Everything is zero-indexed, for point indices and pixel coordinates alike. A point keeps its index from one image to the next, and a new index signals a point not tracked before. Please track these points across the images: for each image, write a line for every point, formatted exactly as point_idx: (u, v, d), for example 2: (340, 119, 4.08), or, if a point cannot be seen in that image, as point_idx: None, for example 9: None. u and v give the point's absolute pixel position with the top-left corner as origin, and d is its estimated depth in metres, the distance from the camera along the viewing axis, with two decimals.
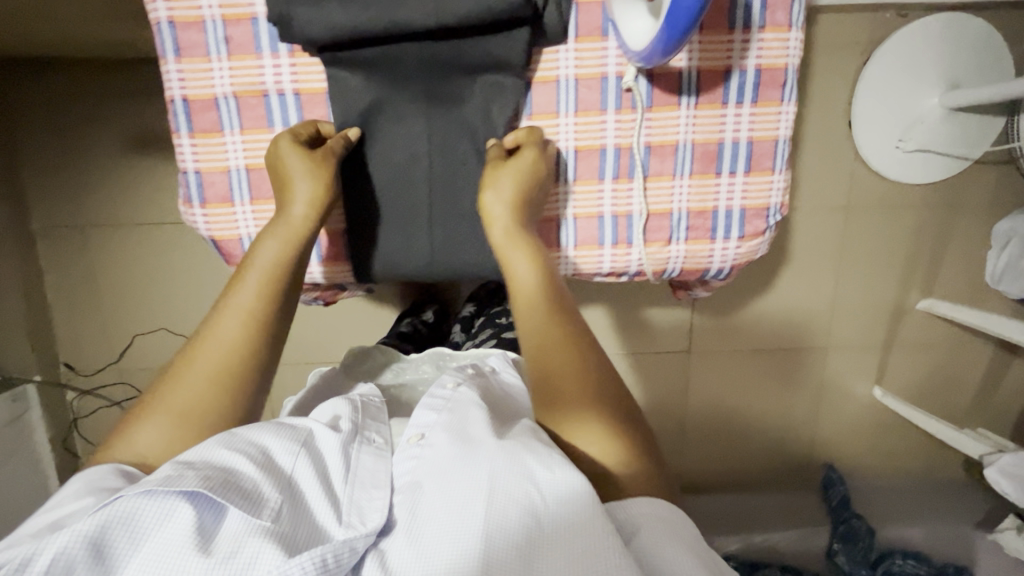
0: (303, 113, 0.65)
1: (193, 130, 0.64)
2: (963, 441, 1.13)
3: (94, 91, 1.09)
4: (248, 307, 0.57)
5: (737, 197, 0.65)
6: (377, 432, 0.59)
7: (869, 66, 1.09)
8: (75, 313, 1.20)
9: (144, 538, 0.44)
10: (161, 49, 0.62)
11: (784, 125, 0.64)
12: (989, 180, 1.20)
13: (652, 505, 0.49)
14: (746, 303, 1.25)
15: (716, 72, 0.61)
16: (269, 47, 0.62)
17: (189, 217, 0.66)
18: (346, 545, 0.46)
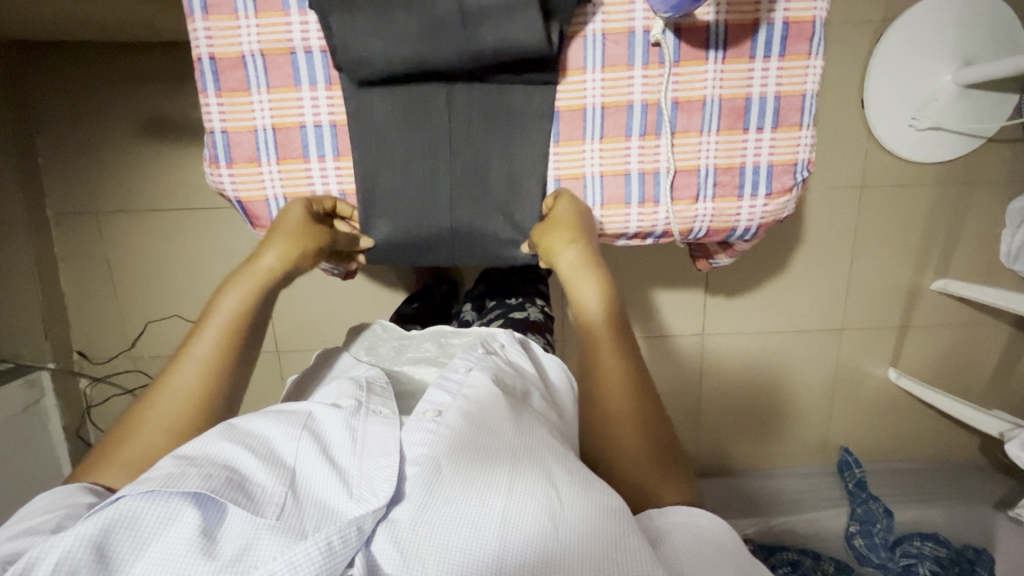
0: (329, 71, 0.63)
1: (220, 89, 0.63)
2: (979, 419, 1.12)
3: (111, 77, 1.09)
4: (205, 359, 0.57)
5: (765, 152, 0.65)
6: (383, 404, 0.59)
7: (882, 44, 1.09)
8: (89, 301, 1.21)
9: (148, 542, 0.44)
10: (188, 7, 0.61)
11: (812, 79, 0.63)
12: (1004, 157, 1.20)
13: (689, 515, 0.49)
14: (759, 285, 1.25)
15: (744, 25, 0.61)
16: (297, 4, 0.61)
17: (216, 178, 0.66)
18: (354, 526, 0.46)
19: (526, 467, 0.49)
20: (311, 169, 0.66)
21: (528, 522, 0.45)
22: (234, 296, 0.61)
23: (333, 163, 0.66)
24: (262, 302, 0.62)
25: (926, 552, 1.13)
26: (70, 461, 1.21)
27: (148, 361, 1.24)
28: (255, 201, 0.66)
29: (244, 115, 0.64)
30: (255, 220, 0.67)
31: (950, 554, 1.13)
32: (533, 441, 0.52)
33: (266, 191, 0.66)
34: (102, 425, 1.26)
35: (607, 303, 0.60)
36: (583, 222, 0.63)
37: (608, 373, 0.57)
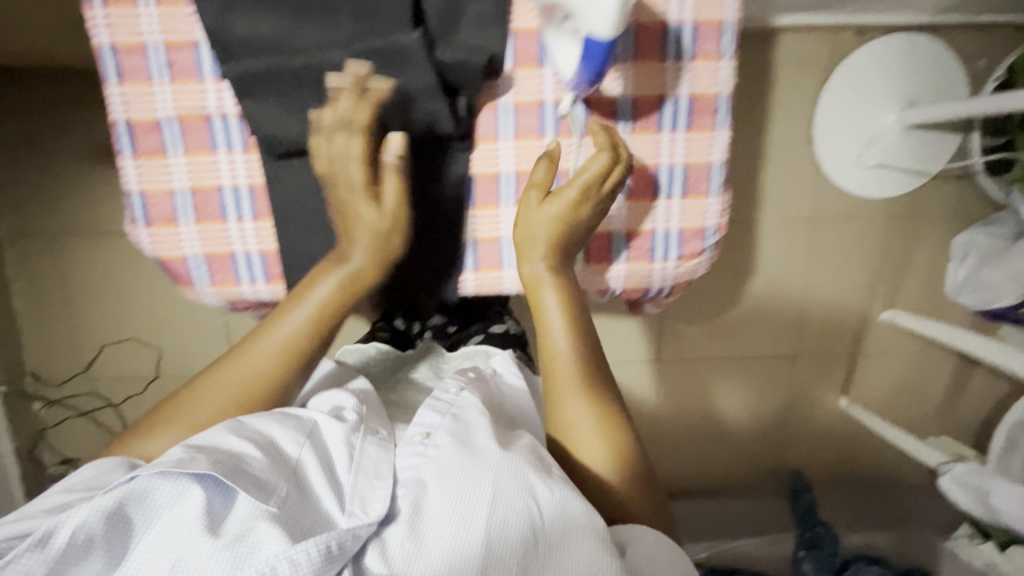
0: (246, 136, 0.64)
1: (137, 152, 0.63)
2: (921, 450, 1.14)
3: (64, 100, 1.09)
4: (268, 370, 0.61)
5: (674, 219, 0.67)
6: (380, 425, 0.65)
7: (830, 84, 1.13)
8: (43, 323, 1.19)
9: (156, 517, 0.49)
10: (102, 72, 0.61)
11: (719, 150, 0.66)
12: (950, 194, 1.23)
13: (653, 536, 0.54)
14: (714, 313, 1.27)
15: (650, 99, 0.64)
16: (212, 72, 0.61)
17: (135, 237, 0.65)
18: (350, 533, 0.51)
19: (506, 478, 0.53)
20: (230, 230, 0.66)
21: (508, 536, 0.49)
22: (325, 288, 0.63)
23: (252, 223, 0.66)
24: (352, 301, 0.65)
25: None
26: (22, 484, 1.19)
27: (104, 383, 1.23)
28: (175, 259, 0.66)
29: (161, 177, 0.64)
30: (176, 278, 0.67)
31: None
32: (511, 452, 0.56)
33: (186, 250, 0.66)
34: (57, 446, 1.25)
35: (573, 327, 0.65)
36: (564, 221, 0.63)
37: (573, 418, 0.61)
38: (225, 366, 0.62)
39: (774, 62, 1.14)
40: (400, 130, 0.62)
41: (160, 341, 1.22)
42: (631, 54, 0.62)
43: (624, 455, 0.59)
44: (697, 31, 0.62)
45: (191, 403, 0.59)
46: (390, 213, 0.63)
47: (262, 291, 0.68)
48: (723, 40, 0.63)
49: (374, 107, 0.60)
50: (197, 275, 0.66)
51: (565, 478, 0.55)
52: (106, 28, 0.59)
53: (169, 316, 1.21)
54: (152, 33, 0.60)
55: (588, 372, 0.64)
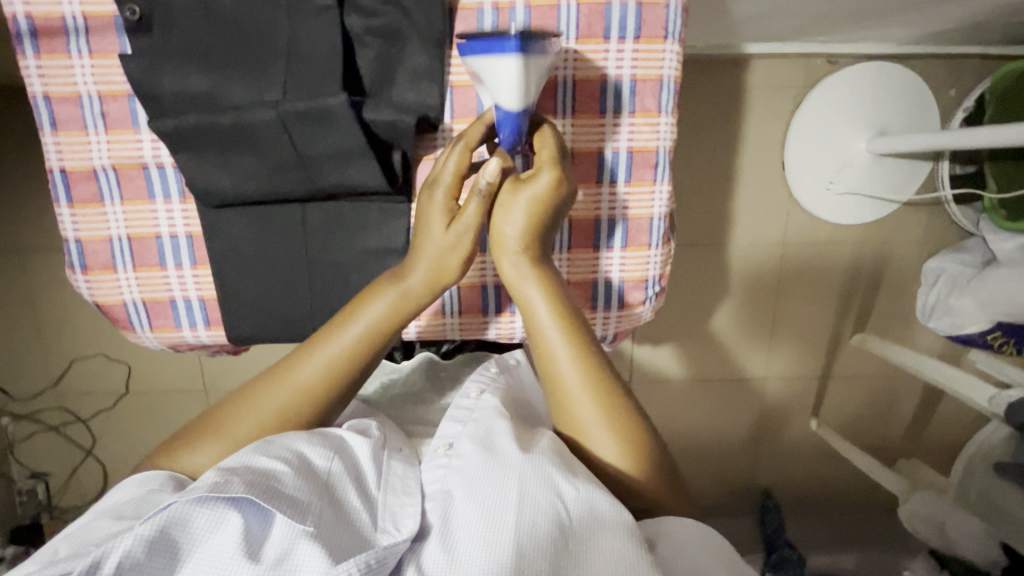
0: (182, 184, 0.63)
1: (72, 200, 0.63)
2: (879, 473, 1.14)
3: (29, 118, 1.08)
4: (306, 384, 0.60)
5: (615, 270, 0.67)
6: (398, 443, 0.66)
7: (800, 110, 1.13)
8: (11, 339, 1.19)
9: (196, 544, 0.48)
10: (38, 122, 0.61)
11: (659, 203, 0.66)
12: (920, 220, 1.24)
13: (685, 525, 0.56)
14: (685, 336, 1.28)
15: (590, 153, 0.64)
16: (146, 123, 0.61)
17: (74, 282, 0.66)
18: (388, 549, 0.50)
19: (538, 489, 0.53)
20: (169, 277, 0.65)
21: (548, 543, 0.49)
22: (378, 309, 0.61)
23: (190, 270, 0.65)
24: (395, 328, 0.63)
25: None
26: None
27: (73, 399, 1.23)
28: (114, 305, 0.66)
29: (98, 225, 0.64)
30: (117, 322, 0.67)
31: None
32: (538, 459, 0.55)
33: (124, 297, 0.65)
34: (28, 461, 1.25)
35: (571, 323, 0.61)
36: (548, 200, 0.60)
37: (575, 404, 0.60)
38: (224, 409, 0.60)
39: (744, 89, 1.14)
40: (331, 186, 0.61)
41: (130, 358, 1.22)
42: (571, 109, 0.63)
43: (636, 438, 0.59)
44: (636, 86, 0.62)
45: (231, 413, 0.59)
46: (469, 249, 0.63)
47: (201, 336, 0.68)
48: (661, 96, 0.63)
49: (306, 165, 0.59)
50: (136, 320, 0.66)
51: (597, 487, 0.55)
52: (39, 80, 0.59)
53: None
54: (85, 84, 0.60)
55: (597, 371, 0.61)
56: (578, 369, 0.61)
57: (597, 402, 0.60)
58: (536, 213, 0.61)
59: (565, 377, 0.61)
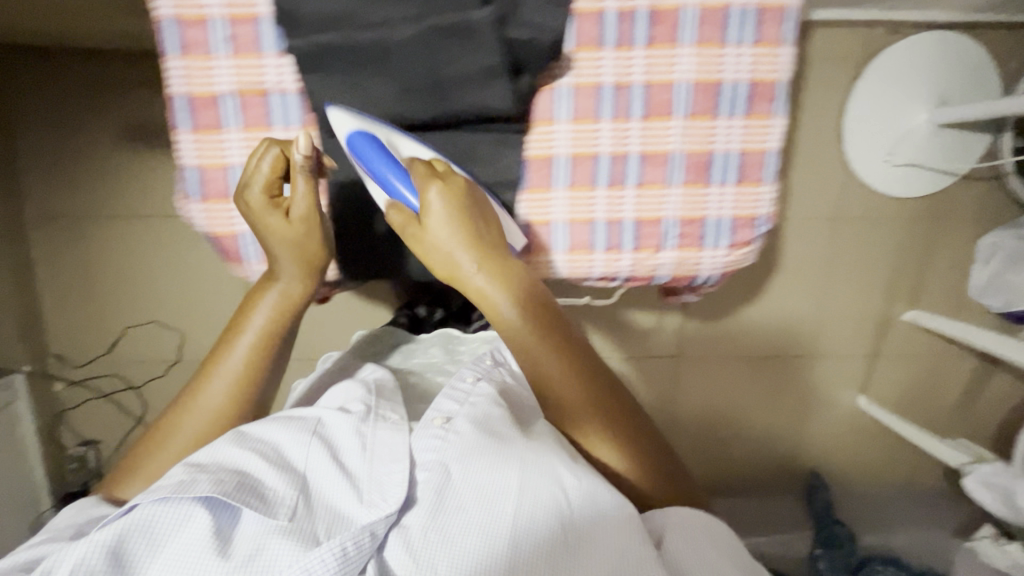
0: (302, 112, 0.64)
1: (195, 126, 0.64)
2: (940, 449, 1.13)
3: (89, 82, 1.08)
4: (238, 370, 0.62)
5: (727, 207, 0.62)
6: (391, 410, 0.63)
7: (861, 80, 1.11)
8: (64, 304, 1.19)
9: (162, 542, 0.49)
10: (163, 47, 0.61)
11: (774, 138, 0.62)
12: (977, 195, 1.22)
13: (687, 515, 0.56)
14: (736, 310, 1.27)
15: (708, 85, 0.59)
16: (272, 48, 0.62)
17: (188, 211, 0.66)
18: (367, 532, 0.51)
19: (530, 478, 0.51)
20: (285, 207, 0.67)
21: (535, 526, 0.49)
22: (262, 312, 0.64)
23: (304, 199, 0.67)
24: (292, 317, 0.65)
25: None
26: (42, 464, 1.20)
27: (125, 364, 1.23)
28: (226, 235, 0.67)
29: (218, 152, 0.65)
30: (227, 254, 0.68)
31: None
32: (543, 445, 0.54)
33: (238, 227, 0.66)
34: (77, 428, 1.25)
35: (523, 304, 0.55)
36: (465, 201, 0.55)
37: (567, 397, 0.56)
38: (183, 406, 0.61)
39: (804, 59, 1.13)
40: (456, 111, 0.58)
41: (182, 325, 1.22)
42: (694, 38, 0.59)
43: (625, 422, 0.58)
44: (759, 15, 0.58)
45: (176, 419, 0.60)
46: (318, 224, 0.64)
47: None
48: (784, 26, 0.59)
49: (436, 87, 0.56)
50: (248, 252, 0.68)
51: (588, 467, 0.54)
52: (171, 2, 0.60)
53: (192, 300, 1.21)
54: (215, 8, 0.61)
55: (583, 367, 0.57)
56: (555, 368, 0.56)
57: (581, 399, 0.56)
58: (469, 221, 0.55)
59: (556, 378, 0.56)
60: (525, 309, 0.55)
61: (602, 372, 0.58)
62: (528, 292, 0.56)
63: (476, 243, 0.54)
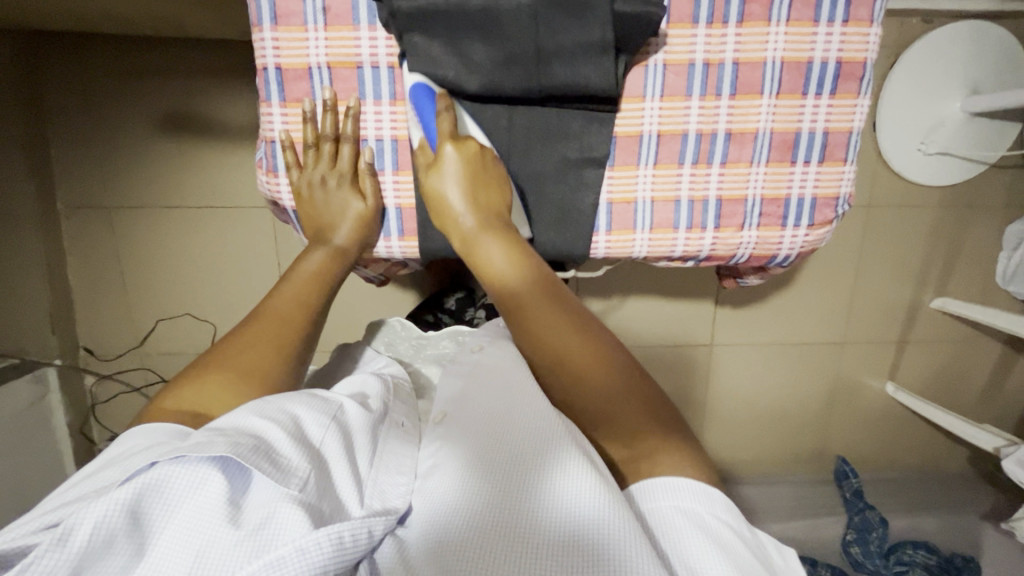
0: (394, 87, 0.61)
1: (285, 99, 0.61)
2: (974, 434, 1.16)
3: (127, 71, 1.07)
4: (289, 321, 0.57)
5: (810, 185, 0.61)
6: (403, 417, 0.58)
7: (896, 69, 1.12)
8: (97, 296, 1.18)
9: (177, 506, 0.40)
10: (256, 16, 0.58)
11: (860, 117, 0.60)
12: (1004, 183, 1.24)
13: (686, 499, 0.43)
14: (768, 299, 1.28)
15: (799, 63, 0.58)
16: (368, 20, 0.59)
17: (274, 187, 0.65)
18: (365, 527, 0.42)
19: (496, 446, 0.46)
20: (380, 184, 0.64)
21: (512, 497, 0.42)
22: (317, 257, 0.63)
23: (392, 176, 0.64)
24: (343, 269, 0.64)
25: (918, 559, 1.19)
26: (73, 458, 1.18)
27: (155, 357, 1.22)
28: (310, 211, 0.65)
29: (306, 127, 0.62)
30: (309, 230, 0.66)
31: (939, 561, 1.19)
32: (533, 411, 0.48)
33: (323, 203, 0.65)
34: (106, 422, 1.24)
35: (534, 284, 0.56)
36: (477, 164, 0.59)
37: (571, 354, 0.52)
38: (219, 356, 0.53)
39: None
40: (558, 83, 0.56)
41: (215, 317, 1.21)
42: (786, 16, 0.57)
43: (616, 382, 0.51)
44: None
45: (221, 359, 0.53)
46: (375, 198, 0.64)
47: (394, 249, 0.67)
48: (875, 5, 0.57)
49: (540, 58, 0.55)
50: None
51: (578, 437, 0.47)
52: None
53: (226, 293, 1.20)
54: None
55: (578, 330, 0.53)
56: (547, 315, 0.54)
57: (573, 357, 0.52)
58: (473, 177, 0.58)
59: (553, 338, 0.53)
60: (533, 283, 0.56)
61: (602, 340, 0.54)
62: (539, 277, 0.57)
63: (479, 203, 0.59)
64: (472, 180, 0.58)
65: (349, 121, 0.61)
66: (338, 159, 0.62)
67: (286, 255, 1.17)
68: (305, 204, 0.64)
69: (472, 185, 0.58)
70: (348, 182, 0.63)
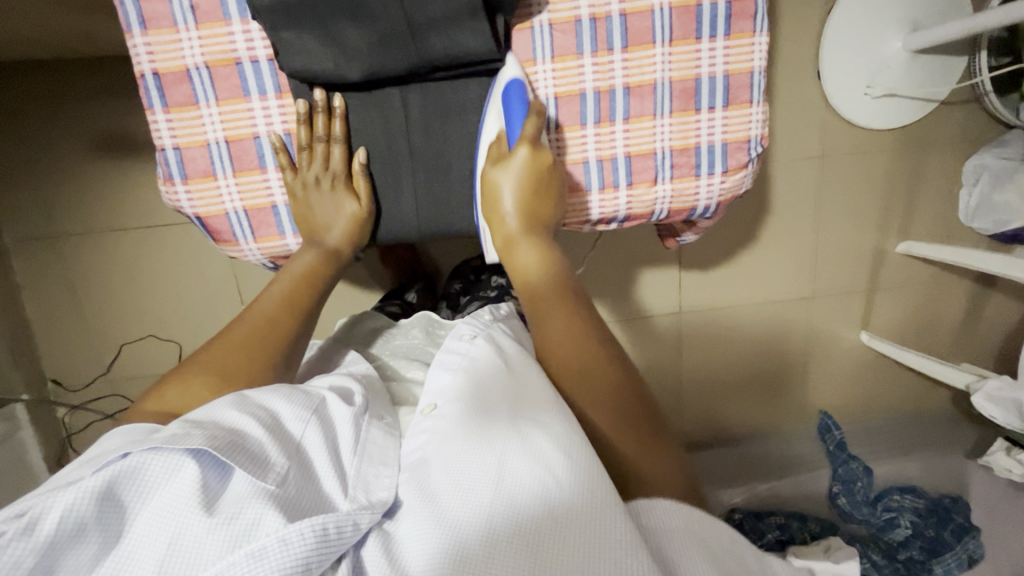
0: (278, 79, 0.60)
1: (167, 105, 0.59)
2: (948, 372, 1.15)
3: (55, 96, 1.05)
4: (269, 317, 0.58)
5: (718, 131, 0.60)
6: (384, 411, 0.59)
7: (834, 13, 1.11)
8: (58, 327, 1.17)
9: (151, 493, 0.43)
10: (124, 22, 0.57)
11: (759, 56, 0.60)
12: (957, 118, 1.23)
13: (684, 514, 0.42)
14: (732, 260, 1.27)
15: (687, 7, 0.57)
16: (238, 12, 0.57)
17: (172, 196, 0.62)
18: (350, 519, 0.44)
19: (513, 448, 0.44)
20: (269, 180, 0.63)
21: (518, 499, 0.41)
22: (304, 257, 0.63)
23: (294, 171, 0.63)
24: (331, 273, 0.65)
25: (906, 504, 1.19)
26: None
27: (126, 382, 1.21)
28: (215, 217, 0.63)
29: (198, 130, 0.60)
30: (217, 236, 0.64)
31: (928, 504, 1.20)
32: (540, 408, 0.47)
33: (226, 206, 0.63)
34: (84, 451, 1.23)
35: (550, 276, 0.58)
36: (542, 176, 0.59)
37: (611, 382, 0.51)
38: (203, 359, 0.54)
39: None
40: (437, 56, 0.55)
41: (179, 335, 1.20)
42: None
43: (635, 416, 0.49)
44: None
45: (210, 357, 0.54)
46: (368, 200, 0.64)
47: None
48: None
49: (412, 31, 0.53)
50: (239, 230, 0.64)
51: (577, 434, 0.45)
52: None
53: (188, 309, 1.19)
54: None
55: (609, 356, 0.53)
56: (588, 325, 0.55)
57: (578, 367, 0.52)
58: (532, 182, 0.58)
59: (582, 346, 0.53)
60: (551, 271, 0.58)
61: (613, 354, 0.54)
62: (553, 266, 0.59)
63: (528, 210, 0.59)
64: (530, 186, 0.59)
65: (337, 122, 0.61)
66: (331, 159, 0.62)
67: (242, 266, 1.17)
68: (298, 205, 0.63)
69: (528, 188, 0.59)
70: (341, 182, 0.63)
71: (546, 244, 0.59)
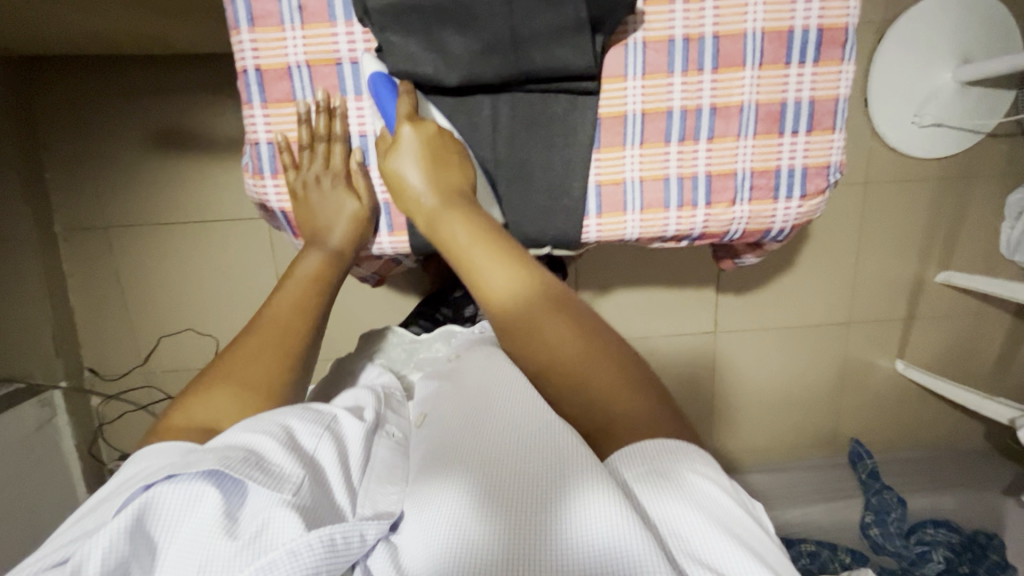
0: None
1: (266, 101, 0.62)
2: (987, 406, 1.14)
3: (117, 90, 1.08)
4: (288, 324, 0.57)
5: (799, 155, 0.61)
6: (396, 427, 0.58)
7: (887, 41, 1.11)
8: (99, 316, 1.18)
9: (180, 524, 0.40)
10: (233, 19, 0.59)
11: (845, 84, 0.60)
12: (1003, 151, 1.23)
13: (669, 466, 0.40)
14: (771, 281, 1.26)
15: (779, 33, 0.58)
16: (344, 15, 0.59)
17: (260, 189, 0.65)
18: (357, 530, 0.40)
19: (481, 453, 0.42)
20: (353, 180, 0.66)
21: (503, 506, 0.38)
22: (312, 259, 0.63)
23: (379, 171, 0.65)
24: (342, 268, 0.64)
25: (940, 538, 1.17)
26: (84, 481, 1.18)
27: (161, 375, 1.22)
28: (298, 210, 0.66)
29: (291, 126, 0.63)
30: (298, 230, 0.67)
31: (962, 539, 1.17)
32: (517, 408, 0.46)
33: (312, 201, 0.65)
34: (114, 442, 1.24)
35: (526, 284, 0.51)
36: (436, 145, 0.58)
37: (562, 343, 0.48)
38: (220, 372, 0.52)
39: None
40: (535, 69, 0.56)
41: (216, 331, 1.21)
42: None
43: (595, 364, 0.47)
44: None
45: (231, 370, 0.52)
46: (368, 197, 0.65)
47: (385, 246, 0.68)
48: None
49: (515, 43, 0.55)
50: None
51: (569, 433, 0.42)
52: None
53: (225, 305, 1.20)
54: None
55: (550, 303, 0.50)
56: (526, 279, 0.52)
57: (521, 320, 0.50)
58: (429, 158, 0.57)
59: (515, 304, 0.51)
60: (523, 274, 0.51)
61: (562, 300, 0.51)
62: (534, 272, 0.52)
63: (439, 180, 0.57)
64: (428, 160, 0.57)
65: (338, 121, 0.62)
66: (331, 160, 0.63)
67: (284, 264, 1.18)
68: (303, 205, 0.64)
69: (429, 163, 0.57)
70: (341, 181, 0.64)
71: (466, 207, 0.56)
